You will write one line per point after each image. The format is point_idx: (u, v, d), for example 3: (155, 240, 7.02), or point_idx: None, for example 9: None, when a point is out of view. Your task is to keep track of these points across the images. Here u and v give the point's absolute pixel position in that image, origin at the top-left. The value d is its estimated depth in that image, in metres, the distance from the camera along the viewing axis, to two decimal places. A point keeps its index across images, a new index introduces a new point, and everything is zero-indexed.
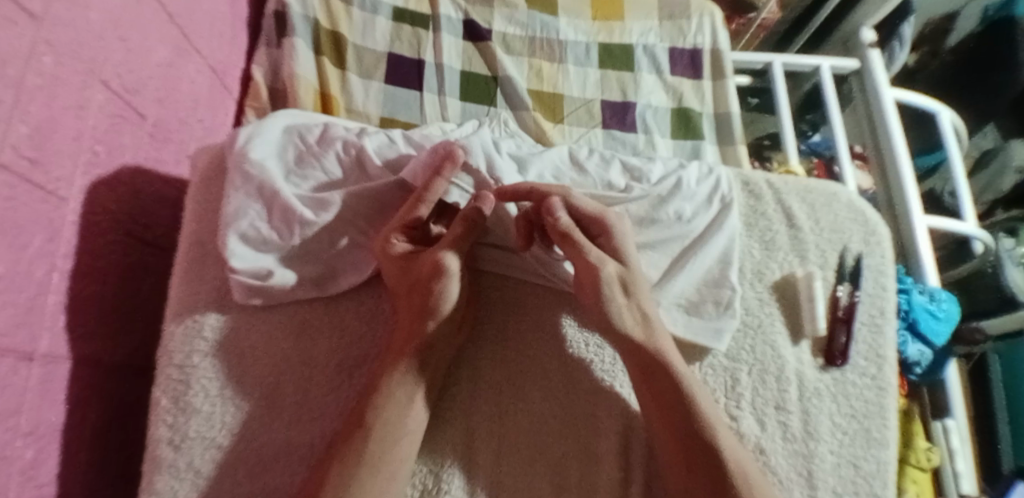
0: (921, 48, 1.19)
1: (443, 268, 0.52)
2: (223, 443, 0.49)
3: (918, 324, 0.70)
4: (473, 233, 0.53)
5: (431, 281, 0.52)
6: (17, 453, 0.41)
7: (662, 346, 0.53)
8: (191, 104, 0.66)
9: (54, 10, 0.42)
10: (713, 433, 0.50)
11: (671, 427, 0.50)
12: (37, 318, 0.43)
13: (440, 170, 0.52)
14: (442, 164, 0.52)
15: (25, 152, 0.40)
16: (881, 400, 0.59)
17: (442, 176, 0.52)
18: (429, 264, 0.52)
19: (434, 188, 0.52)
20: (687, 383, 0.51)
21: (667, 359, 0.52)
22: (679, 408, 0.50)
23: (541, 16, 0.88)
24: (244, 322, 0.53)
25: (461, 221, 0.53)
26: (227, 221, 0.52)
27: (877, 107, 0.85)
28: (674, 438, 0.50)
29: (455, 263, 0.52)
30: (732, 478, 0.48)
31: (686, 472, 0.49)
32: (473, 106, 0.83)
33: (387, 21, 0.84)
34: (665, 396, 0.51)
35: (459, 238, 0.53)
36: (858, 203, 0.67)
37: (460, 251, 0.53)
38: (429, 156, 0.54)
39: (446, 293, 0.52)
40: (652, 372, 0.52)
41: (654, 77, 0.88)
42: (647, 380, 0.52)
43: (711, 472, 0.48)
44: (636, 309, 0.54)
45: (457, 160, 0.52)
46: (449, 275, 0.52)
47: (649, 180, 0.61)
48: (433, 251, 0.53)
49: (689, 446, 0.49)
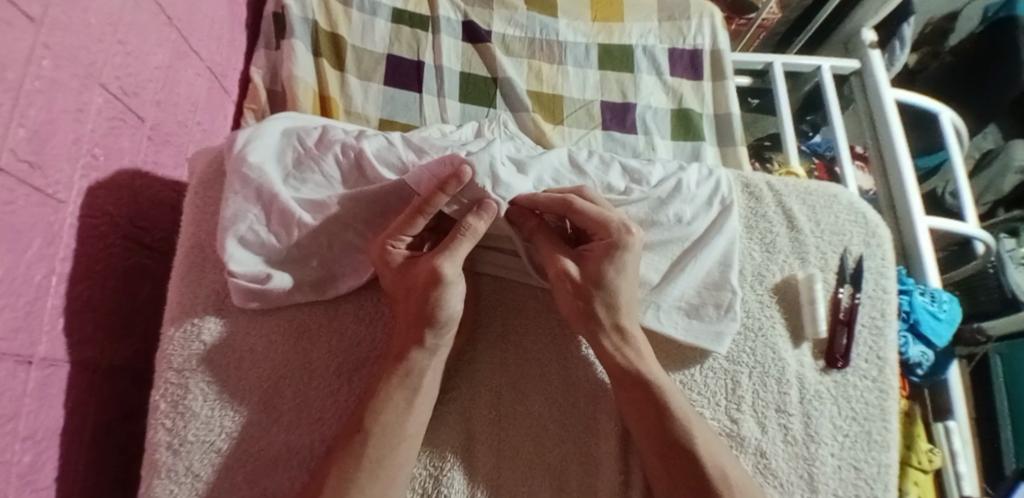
0: (921, 49, 1.20)
1: (440, 276, 0.50)
2: (222, 447, 0.49)
3: (919, 325, 0.70)
4: (471, 242, 0.51)
5: (427, 288, 0.50)
6: (16, 457, 0.41)
7: (634, 360, 0.53)
8: (189, 107, 0.66)
9: (52, 13, 0.42)
10: (688, 441, 0.50)
11: (654, 439, 0.50)
12: (36, 322, 0.43)
13: (443, 186, 0.49)
14: (447, 180, 0.49)
15: (24, 155, 0.40)
16: (882, 402, 0.58)
17: (445, 192, 0.49)
18: (426, 271, 0.51)
19: (435, 201, 0.50)
20: (662, 390, 0.51)
21: (648, 364, 0.53)
22: (657, 412, 0.50)
23: (541, 17, 0.88)
24: (244, 326, 0.53)
25: (461, 229, 0.51)
26: (225, 224, 0.51)
27: (878, 108, 0.85)
28: (657, 448, 0.50)
29: (452, 271, 0.51)
30: (710, 479, 0.48)
31: (668, 477, 0.49)
32: (473, 108, 0.83)
33: (386, 23, 0.84)
34: (643, 406, 0.51)
35: (457, 247, 0.51)
36: (859, 205, 0.66)
37: (458, 259, 0.51)
38: (437, 166, 0.51)
39: (442, 302, 0.50)
40: (623, 382, 0.52)
41: (654, 78, 0.88)
42: (623, 389, 0.52)
43: (692, 476, 0.49)
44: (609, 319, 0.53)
45: (463, 178, 0.48)
46: (449, 283, 0.51)
47: (648, 182, 0.60)
48: (431, 258, 0.51)
49: (672, 457, 0.49)
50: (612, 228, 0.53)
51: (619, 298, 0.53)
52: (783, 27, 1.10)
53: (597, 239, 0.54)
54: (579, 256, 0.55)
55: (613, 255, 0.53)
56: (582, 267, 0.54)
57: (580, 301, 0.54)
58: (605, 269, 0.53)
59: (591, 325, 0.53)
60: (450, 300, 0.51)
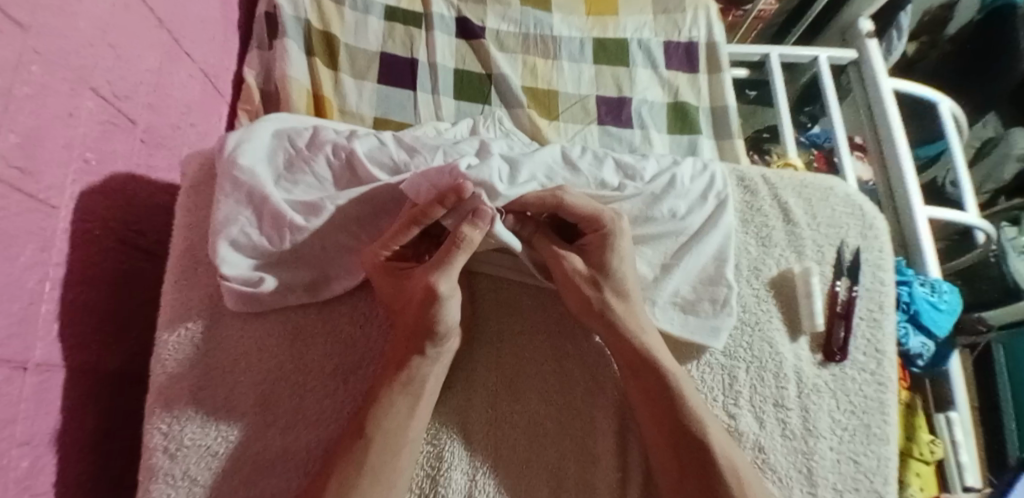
0: (921, 37, 1.17)
1: (435, 293, 0.49)
2: (219, 451, 0.49)
3: (920, 316, 0.69)
4: (467, 253, 0.49)
5: (422, 305, 0.50)
6: (14, 462, 0.41)
7: (646, 345, 0.53)
8: (182, 109, 0.65)
9: (41, 18, 0.42)
10: (691, 435, 0.50)
11: (665, 430, 0.51)
12: (30, 327, 0.43)
13: (441, 199, 0.48)
14: (446, 194, 0.48)
15: (15, 161, 0.40)
16: (881, 395, 0.58)
17: (443, 205, 0.48)
18: (421, 287, 0.50)
19: (431, 214, 0.49)
20: (677, 381, 0.52)
21: (660, 356, 0.53)
22: (669, 405, 0.51)
23: (534, 12, 0.88)
24: (236, 330, 0.53)
25: (456, 240, 0.49)
26: (217, 228, 0.51)
27: (877, 99, 0.84)
28: (669, 439, 0.51)
29: (448, 288, 0.50)
30: (721, 471, 0.49)
31: (678, 466, 0.50)
32: (467, 105, 0.83)
33: (379, 21, 0.83)
34: (659, 395, 0.52)
35: (453, 260, 0.50)
36: (855, 197, 0.66)
37: (452, 273, 0.50)
38: (434, 175, 0.50)
39: (439, 317, 0.50)
40: (640, 369, 0.53)
41: (649, 71, 0.87)
42: (637, 376, 0.53)
43: (701, 463, 0.49)
44: (624, 305, 0.54)
45: (464, 195, 0.47)
46: (445, 299, 0.50)
47: (642, 178, 0.59)
48: (425, 273, 0.50)
49: (685, 448, 0.50)
50: (605, 217, 0.54)
51: (626, 282, 0.55)
52: (779, 18, 1.07)
53: (591, 232, 0.54)
54: (579, 251, 0.56)
55: (610, 245, 0.54)
56: (587, 259, 0.55)
57: (589, 294, 0.54)
58: (609, 258, 0.54)
59: (601, 315, 0.54)
60: (448, 312, 0.50)
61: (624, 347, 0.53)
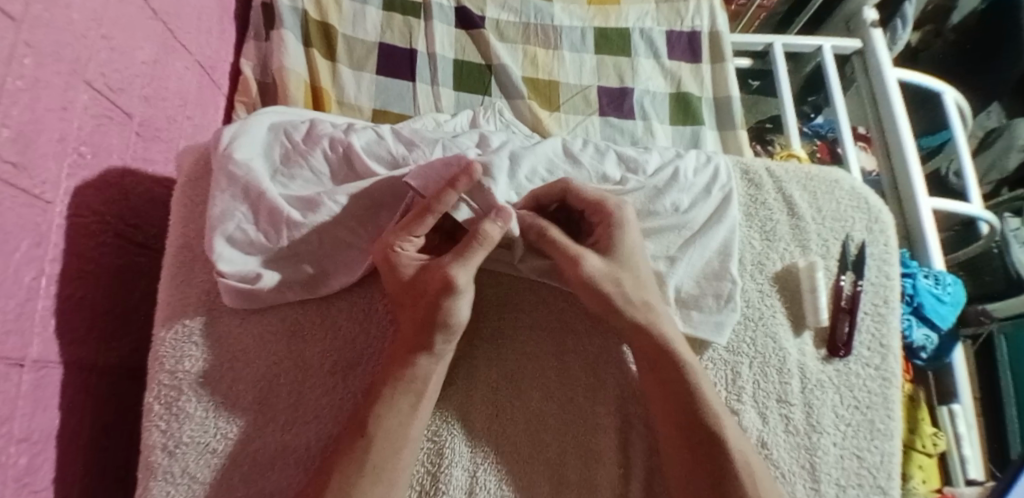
0: (924, 27, 1.15)
1: (453, 285, 0.49)
2: (218, 448, 0.48)
3: (924, 308, 0.68)
4: (486, 249, 0.50)
5: (438, 296, 0.49)
6: (11, 460, 0.41)
7: (660, 337, 0.53)
8: (179, 102, 0.65)
9: (34, 11, 0.41)
10: (700, 431, 0.50)
11: (674, 424, 0.51)
12: (26, 323, 0.43)
13: (454, 183, 0.48)
14: (457, 176, 0.48)
15: (9, 156, 0.39)
16: (885, 390, 0.57)
17: (455, 188, 0.48)
18: (438, 278, 0.50)
19: (445, 200, 0.49)
20: (687, 376, 0.51)
21: (674, 351, 0.52)
22: (680, 400, 0.51)
23: (535, 2, 0.86)
24: (234, 327, 0.52)
25: (476, 235, 0.49)
26: (214, 224, 0.50)
27: (881, 89, 0.83)
28: (680, 435, 0.50)
29: (464, 281, 0.50)
30: (732, 468, 0.48)
31: (687, 463, 0.50)
32: (468, 97, 0.82)
33: (377, 10, 0.82)
34: (667, 390, 0.51)
35: (473, 254, 0.50)
36: (860, 189, 0.65)
37: (471, 268, 0.50)
38: (442, 166, 0.50)
39: (452, 310, 0.49)
40: (652, 362, 0.52)
41: (651, 61, 0.86)
42: (646, 371, 0.52)
43: (709, 459, 0.49)
44: (638, 296, 0.53)
45: (475, 175, 0.48)
46: (460, 292, 0.50)
47: (644, 172, 0.58)
48: (442, 265, 0.50)
49: (695, 443, 0.50)
50: (610, 205, 0.53)
51: (640, 275, 0.54)
52: (784, 6, 1.04)
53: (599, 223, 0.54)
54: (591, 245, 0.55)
55: (616, 235, 0.53)
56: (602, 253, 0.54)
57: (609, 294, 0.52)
58: (620, 250, 0.53)
59: (618, 314, 0.53)
60: (460, 307, 0.50)
61: (640, 341, 0.53)
